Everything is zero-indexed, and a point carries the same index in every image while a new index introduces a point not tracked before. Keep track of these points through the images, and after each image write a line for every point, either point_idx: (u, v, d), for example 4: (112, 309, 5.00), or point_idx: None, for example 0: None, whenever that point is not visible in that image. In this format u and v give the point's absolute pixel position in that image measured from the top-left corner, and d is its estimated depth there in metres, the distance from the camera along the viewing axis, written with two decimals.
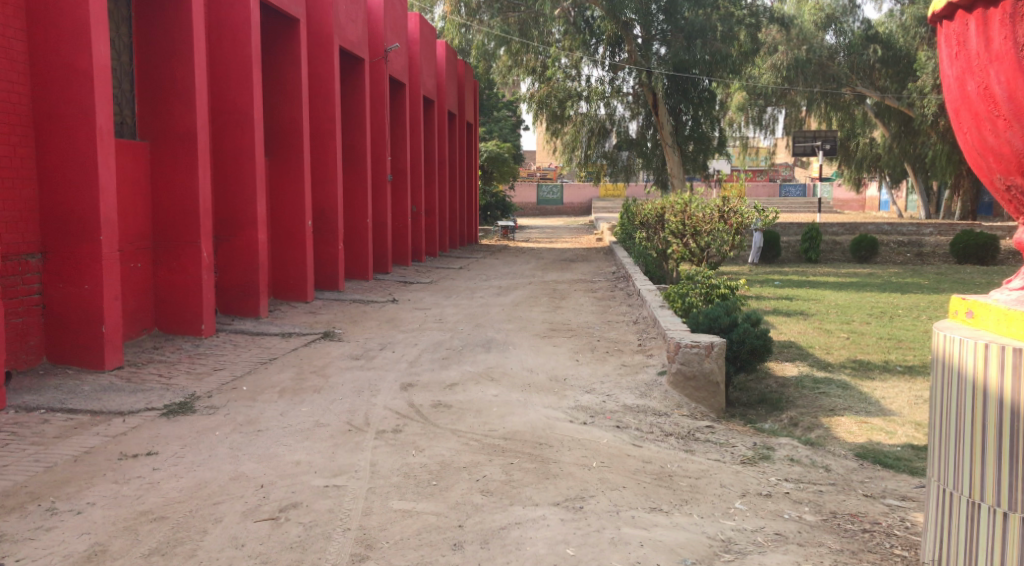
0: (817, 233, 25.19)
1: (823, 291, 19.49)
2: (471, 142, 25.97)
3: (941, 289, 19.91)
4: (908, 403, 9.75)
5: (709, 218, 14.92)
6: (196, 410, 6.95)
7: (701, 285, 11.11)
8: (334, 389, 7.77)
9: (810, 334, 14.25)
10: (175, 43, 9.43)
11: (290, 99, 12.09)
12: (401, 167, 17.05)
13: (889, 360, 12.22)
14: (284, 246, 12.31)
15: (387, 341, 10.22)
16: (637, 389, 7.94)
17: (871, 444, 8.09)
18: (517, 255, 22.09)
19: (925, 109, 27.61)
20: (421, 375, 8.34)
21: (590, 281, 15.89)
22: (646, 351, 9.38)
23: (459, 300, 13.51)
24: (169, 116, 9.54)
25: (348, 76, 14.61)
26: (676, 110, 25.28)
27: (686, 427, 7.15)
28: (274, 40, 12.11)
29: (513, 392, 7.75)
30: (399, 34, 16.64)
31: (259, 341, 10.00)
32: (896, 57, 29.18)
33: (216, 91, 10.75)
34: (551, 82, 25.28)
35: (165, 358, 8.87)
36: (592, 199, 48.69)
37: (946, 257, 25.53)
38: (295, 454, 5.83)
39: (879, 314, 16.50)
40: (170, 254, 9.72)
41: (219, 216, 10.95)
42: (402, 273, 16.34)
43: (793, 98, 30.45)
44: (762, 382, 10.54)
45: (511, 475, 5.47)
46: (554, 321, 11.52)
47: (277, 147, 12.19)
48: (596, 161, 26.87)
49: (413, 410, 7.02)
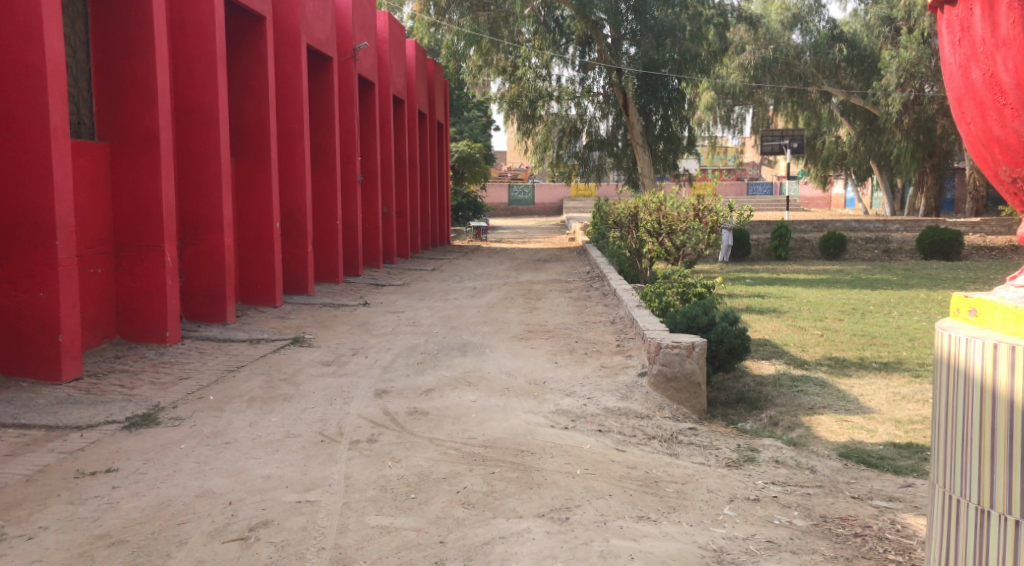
0: (786, 230, 25.17)
1: (794, 288, 19.46)
2: (442, 143, 25.72)
3: (910, 285, 19.95)
4: (887, 400, 9.64)
5: (685, 216, 14.81)
6: (160, 422, 6.68)
7: (677, 283, 10.95)
8: (305, 397, 7.51)
9: (785, 331, 14.16)
10: (136, 40, 9.13)
11: (256, 98, 11.80)
12: (371, 168, 16.79)
13: (865, 357, 12.15)
14: (251, 250, 12.02)
15: (358, 346, 9.97)
16: (618, 391, 7.76)
17: (854, 442, 7.93)
18: (489, 256, 21.87)
19: (890, 107, 27.63)
20: (396, 381, 8.11)
21: (564, 280, 15.73)
22: (625, 352, 9.21)
23: (432, 302, 13.27)
24: (129, 116, 9.24)
25: (317, 76, 14.34)
26: (645, 110, 25.16)
27: (669, 430, 6.98)
28: (239, 38, 11.82)
29: (491, 396, 7.53)
30: (367, 33, 16.38)
31: (225, 348, 9.70)
32: (861, 56, 29.12)
33: (180, 90, 10.44)
34: (521, 81, 25.13)
35: (128, 367, 8.56)
36: (562, 199, 48.61)
37: (913, 252, 25.62)
38: (266, 467, 5.58)
39: (850, 310, 16.46)
40: (132, 259, 9.41)
41: (184, 219, 10.64)
42: (373, 275, 16.07)
43: (761, 98, 30.52)
44: (740, 381, 10.39)
45: (492, 485, 5.26)
46: (530, 323, 11.32)
47: (244, 148, 11.89)
48: (568, 160, 26.80)
49: (388, 418, 6.78)
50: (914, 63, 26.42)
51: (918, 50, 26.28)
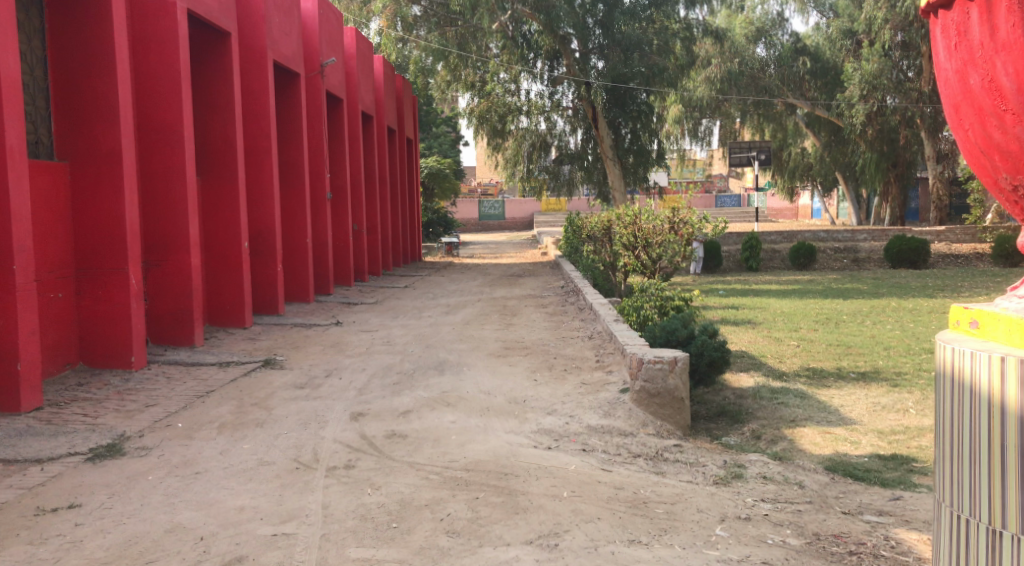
0: (757, 241, 25.21)
1: (767, 299, 19.44)
2: (412, 159, 25.58)
3: (881, 294, 20.01)
4: (868, 410, 9.56)
5: (659, 230, 14.76)
6: (126, 453, 6.43)
7: (654, 296, 10.84)
8: (279, 422, 7.29)
9: (761, 343, 14.09)
10: (96, 58, 8.89)
11: (222, 116, 11.56)
12: (341, 185, 16.58)
13: (842, 367, 12.09)
14: (219, 270, 11.76)
15: (332, 367, 9.73)
16: (600, 408, 7.59)
17: (838, 454, 7.81)
18: (462, 272, 21.69)
19: (853, 119, 27.81)
20: (372, 403, 7.89)
21: (538, 295, 15.59)
22: (605, 367, 9.05)
23: (406, 320, 13.05)
24: (90, 136, 8.98)
25: (284, 93, 14.13)
26: (614, 124, 25.18)
27: (654, 447, 6.83)
28: (203, 55, 11.59)
29: (471, 417, 7.34)
30: (335, 50, 16.20)
31: (194, 372, 9.43)
32: (824, 68, 29.52)
33: (142, 108, 10.19)
34: (490, 96, 24.99)
35: (92, 394, 8.28)
36: (533, 213, 48.59)
37: (881, 261, 25.75)
38: (239, 498, 5.35)
39: (824, 320, 16.43)
40: (94, 282, 9.13)
41: (149, 240, 10.37)
42: (345, 293, 15.82)
43: (728, 110, 30.70)
44: (720, 394, 10.26)
45: (476, 511, 5.06)
46: (507, 340, 11.15)
47: (210, 166, 11.64)
48: (538, 175, 26.60)
49: (365, 442, 6.57)
50: (877, 75, 26.63)
51: (880, 63, 26.52)
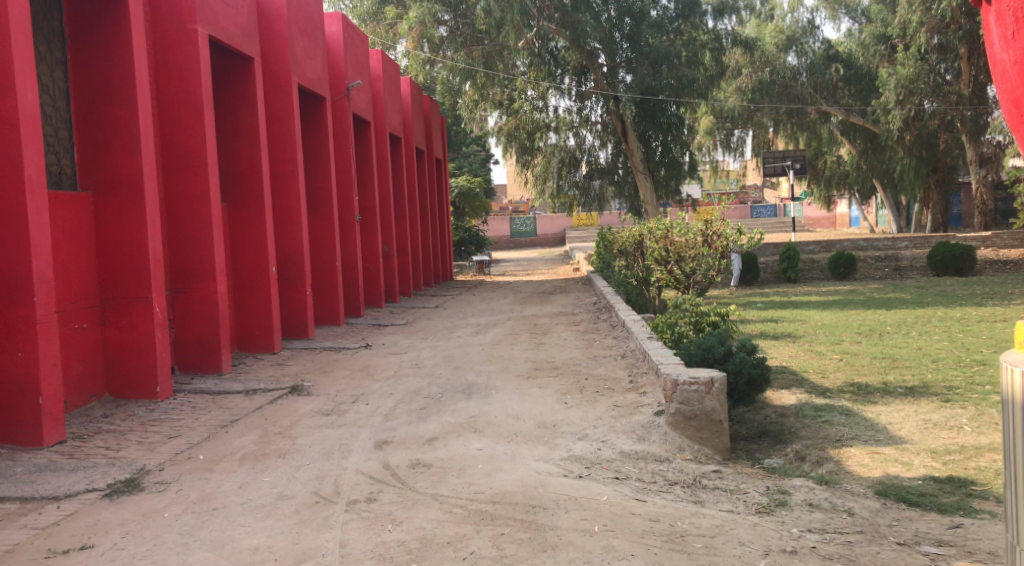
0: (795, 251, 24.68)
1: (808, 311, 18.95)
2: (441, 179, 25.40)
3: (927, 303, 19.43)
4: (918, 428, 9.12)
5: (693, 242, 14.28)
6: (145, 487, 6.22)
7: (689, 312, 10.51)
8: (301, 452, 7.06)
9: (803, 357, 13.65)
10: (116, 86, 8.78)
11: (247, 141, 11.43)
12: (369, 207, 16.40)
13: (888, 382, 11.61)
14: (246, 296, 11.61)
15: (359, 392, 9.51)
16: (634, 432, 7.27)
17: (889, 477, 7.41)
18: (493, 290, 21.43)
19: (891, 124, 27.22)
20: (397, 430, 7.63)
21: (571, 313, 15.32)
22: (638, 389, 8.72)
23: (436, 342, 12.81)
24: (113, 166, 8.84)
25: (310, 116, 14.01)
26: (645, 137, 24.89)
27: (692, 473, 6.51)
28: (227, 80, 11.46)
29: (498, 444, 7.06)
30: (361, 72, 16.09)
31: (220, 400, 9.24)
32: (858, 75, 28.87)
33: (166, 135, 10.07)
34: (517, 114, 25.05)
35: (115, 426, 8.10)
36: (565, 229, 48.24)
37: (924, 269, 25.06)
38: (255, 536, 5.12)
39: (867, 332, 15.92)
40: (119, 312, 8.97)
41: (174, 268, 10.21)
42: (376, 315, 15.60)
43: (760, 120, 30.18)
44: (761, 413, 9.88)
45: (501, 550, 4.84)
46: (537, 360, 10.85)
47: (235, 192, 11.51)
48: (568, 191, 26.37)
49: (389, 473, 6.32)
50: (913, 79, 26.11)
51: (916, 67, 25.98)
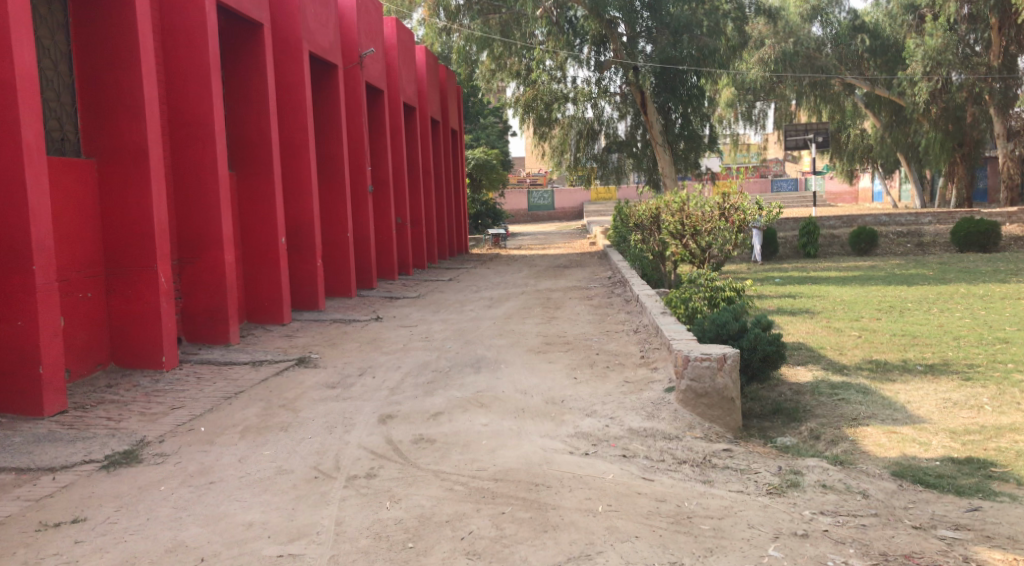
0: (814, 226, 24.26)
1: (826, 286, 18.68)
2: (458, 151, 25.17)
3: (948, 279, 19.11)
4: (937, 407, 8.90)
5: (709, 216, 13.95)
6: (143, 460, 6.11)
7: (704, 287, 10.34)
8: (304, 425, 6.93)
9: (820, 334, 13.41)
10: (120, 50, 8.61)
11: (256, 109, 11.25)
12: (383, 177, 16.22)
13: (907, 359, 11.38)
14: (256, 267, 11.49)
15: (367, 365, 9.38)
16: (643, 409, 7.10)
17: (906, 458, 7.20)
18: (508, 263, 21.25)
19: (917, 97, 26.70)
20: (402, 404, 7.48)
21: (585, 287, 15.15)
22: (650, 364, 8.54)
23: (447, 315, 12.65)
24: (116, 132, 8.70)
25: (322, 85, 13.80)
26: (665, 108, 24.59)
27: (701, 452, 6.34)
28: (236, 46, 11.27)
29: (504, 419, 6.90)
30: (374, 40, 15.86)
31: (226, 371, 9.14)
32: (884, 46, 28.41)
33: (172, 102, 9.91)
34: (535, 84, 24.37)
35: (118, 396, 8.00)
36: (583, 202, 47.93)
37: (947, 246, 24.69)
38: (250, 511, 5.01)
39: (887, 308, 15.65)
40: (125, 281, 8.85)
41: (182, 238, 10.08)
42: (388, 287, 15.45)
43: (783, 93, 29.58)
44: (775, 390, 9.68)
45: (501, 529, 4.72)
46: (548, 334, 10.68)
47: (245, 160, 11.36)
48: (586, 163, 26.04)
49: (391, 448, 6.18)
50: (941, 50, 25.61)
51: (944, 37, 25.57)
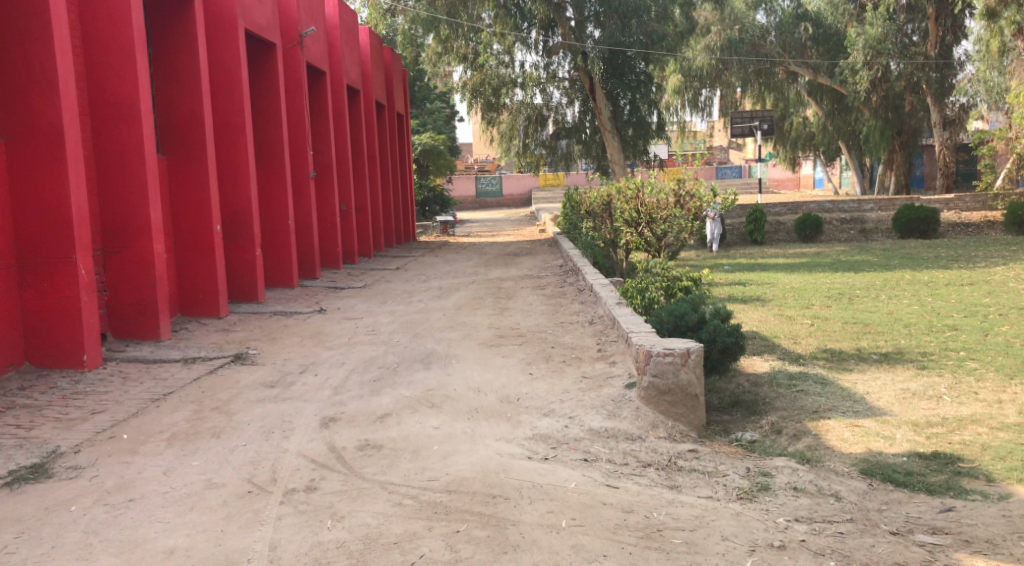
0: (761, 213, 24.21)
1: (775, 274, 18.55)
2: (403, 136, 24.52)
3: (893, 266, 19.08)
4: (897, 398, 8.64)
5: (665, 203, 13.63)
6: (55, 475, 5.59)
7: (660, 277, 10.01)
8: (239, 430, 6.42)
9: (772, 322, 13.19)
10: (30, 23, 7.97)
11: (187, 89, 10.61)
12: (325, 163, 15.61)
13: (862, 348, 11.17)
14: (189, 257, 10.87)
15: (308, 361, 8.86)
16: (604, 407, 6.70)
17: (873, 454, 6.85)
18: (456, 251, 20.78)
19: (858, 85, 26.75)
20: (347, 405, 6.99)
21: (536, 275, 14.76)
22: (608, 358, 8.16)
23: (394, 306, 12.14)
24: (27, 111, 8.04)
25: (259, 64, 13.15)
26: (612, 95, 24.29)
27: (666, 453, 5.98)
28: (164, 22, 10.60)
29: (457, 421, 6.47)
30: (315, 18, 15.21)
31: (155, 370, 8.56)
32: (827, 34, 28.49)
33: (92, 80, 9.24)
34: (483, 68, 23.89)
35: (32, 400, 7.40)
36: (531, 189, 47.53)
37: (889, 232, 24.78)
38: (172, 538, 4.59)
39: (836, 296, 15.50)
40: (39, 274, 8.20)
41: (106, 226, 9.42)
42: (333, 277, 14.89)
43: (728, 80, 29.30)
44: (733, 382, 9.37)
45: (456, 552, 4.36)
46: (500, 327, 10.24)
47: (176, 143, 10.72)
48: (535, 149, 25.51)
49: (334, 455, 5.73)
50: (881, 39, 25.65)
51: (884, 26, 25.56)
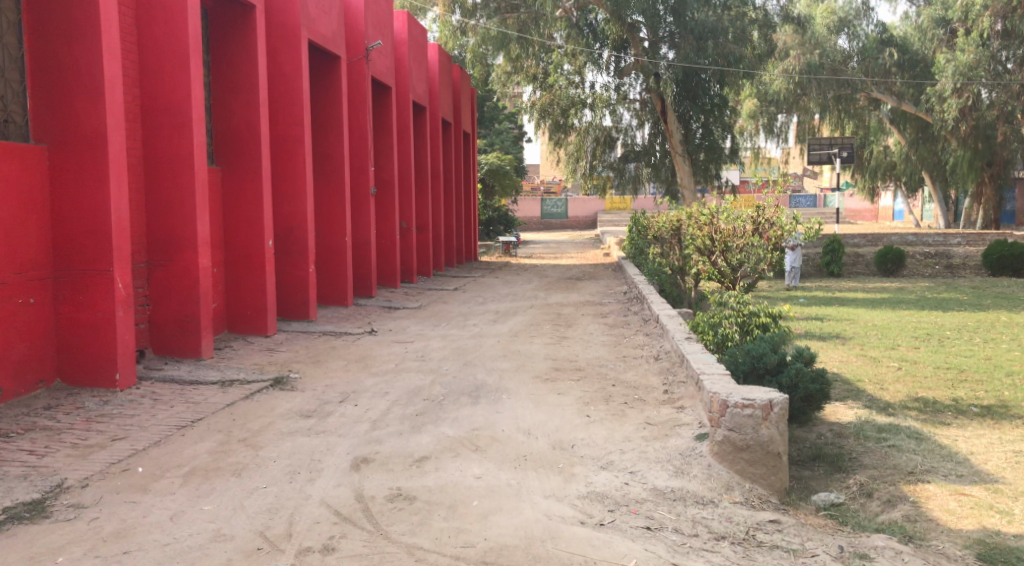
0: (839, 244, 23.03)
1: (856, 309, 17.41)
2: (469, 155, 23.98)
3: (985, 305, 17.77)
4: (1007, 461, 7.63)
5: (741, 231, 12.64)
6: (54, 514, 4.99)
7: (733, 310, 8.97)
8: (262, 469, 5.76)
9: (855, 364, 12.16)
10: (78, 24, 7.51)
11: (245, 98, 10.11)
12: (387, 179, 15.06)
13: (959, 399, 10.08)
14: (239, 271, 10.35)
15: (350, 388, 8.21)
16: (671, 462, 5.90)
17: (988, 536, 5.92)
18: (518, 273, 20.05)
19: (945, 114, 25.31)
20: (383, 444, 6.28)
21: (599, 302, 13.97)
22: (675, 403, 7.32)
23: (447, 330, 11.45)
24: (71, 115, 7.56)
25: (321, 76, 12.64)
26: (685, 117, 23.47)
27: (744, 523, 5.16)
28: (224, 28, 10.10)
29: (503, 470, 5.72)
30: (382, 31, 14.68)
31: (190, 392, 7.99)
32: (912, 60, 27.29)
33: (145, 86, 8.77)
34: (552, 89, 23.28)
35: (53, 422, 6.84)
36: (597, 212, 46.80)
37: (978, 269, 23.28)
38: None
39: (924, 336, 14.33)
40: (75, 286, 7.69)
41: (152, 237, 8.91)
42: (388, 297, 14.26)
43: (805, 106, 28.05)
44: (813, 431, 8.44)
45: None
46: (558, 358, 9.45)
47: (231, 153, 10.21)
48: (602, 172, 24.68)
49: (361, 507, 5.03)
50: (973, 66, 24.29)
51: (976, 53, 24.22)
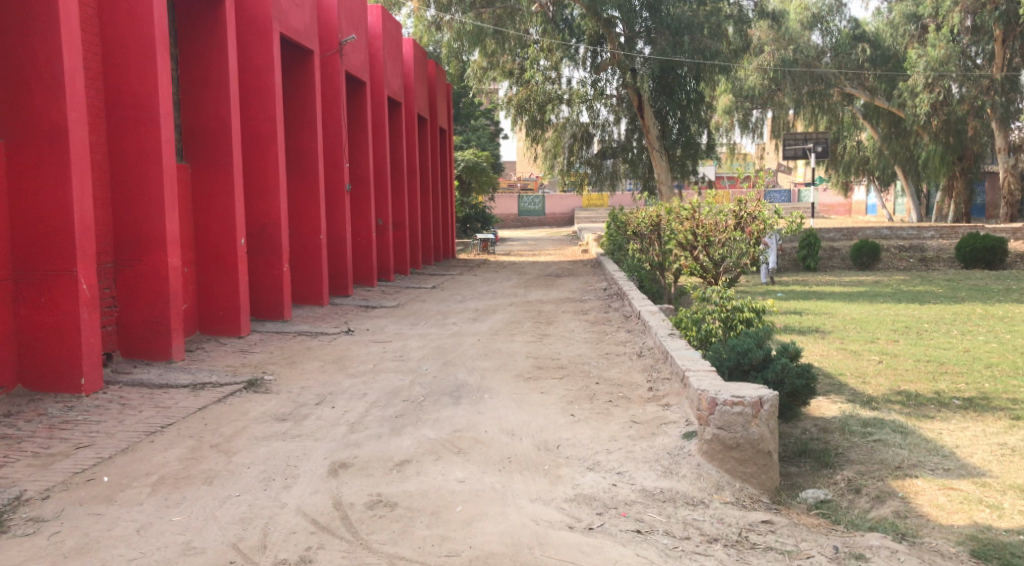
0: (815, 238, 22.96)
1: (834, 303, 17.37)
2: (446, 152, 23.77)
3: (961, 298, 17.78)
4: (993, 454, 7.53)
5: (723, 225, 12.51)
6: (12, 528, 4.74)
7: (716, 304, 8.81)
8: (235, 476, 5.53)
9: (836, 357, 12.08)
10: (37, 15, 7.23)
11: (215, 92, 9.84)
12: (362, 175, 14.82)
13: (941, 392, 9.98)
14: (210, 270, 10.08)
15: (326, 390, 7.98)
16: (660, 462, 5.73)
17: (980, 532, 5.79)
18: (496, 270, 19.87)
19: (917, 108, 25.37)
20: (362, 448, 6.07)
21: (578, 298, 13.80)
22: (660, 400, 7.15)
23: (425, 329, 11.23)
24: (31, 109, 7.28)
25: (294, 71, 12.37)
26: (661, 113, 23.39)
27: (736, 524, 5.00)
28: (192, 21, 9.82)
29: (486, 473, 5.52)
30: (357, 26, 14.43)
31: (160, 396, 7.73)
32: (885, 55, 27.20)
33: (109, 79, 8.49)
34: (529, 84, 23.07)
35: (15, 430, 6.57)
36: (573, 209, 46.70)
37: (952, 261, 23.38)
38: None
39: (903, 329, 14.30)
40: (37, 286, 7.41)
41: (119, 236, 8.63)
42: (365, 295, 14.02)
43: (780, 101, 28.07)
44: (799, 427, 8.31)
45: None
46: (538, 356, 9.27)
47: (200, 149, 9.94)
48: (579, 168, 24.94)
49: (339, 516, 4.82)
50: (943, 61, 24.10)
51: (947, 48, 23.97)
